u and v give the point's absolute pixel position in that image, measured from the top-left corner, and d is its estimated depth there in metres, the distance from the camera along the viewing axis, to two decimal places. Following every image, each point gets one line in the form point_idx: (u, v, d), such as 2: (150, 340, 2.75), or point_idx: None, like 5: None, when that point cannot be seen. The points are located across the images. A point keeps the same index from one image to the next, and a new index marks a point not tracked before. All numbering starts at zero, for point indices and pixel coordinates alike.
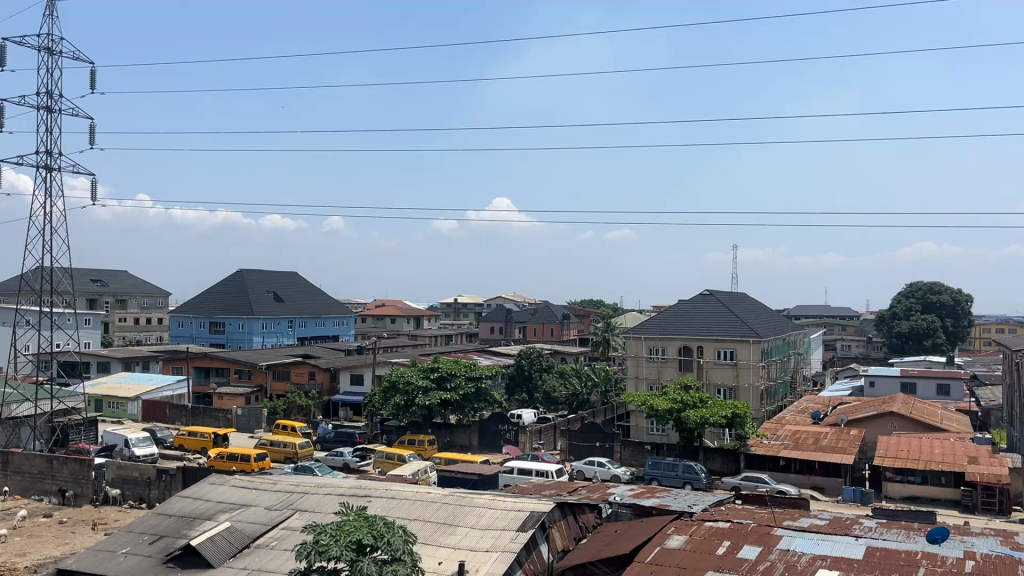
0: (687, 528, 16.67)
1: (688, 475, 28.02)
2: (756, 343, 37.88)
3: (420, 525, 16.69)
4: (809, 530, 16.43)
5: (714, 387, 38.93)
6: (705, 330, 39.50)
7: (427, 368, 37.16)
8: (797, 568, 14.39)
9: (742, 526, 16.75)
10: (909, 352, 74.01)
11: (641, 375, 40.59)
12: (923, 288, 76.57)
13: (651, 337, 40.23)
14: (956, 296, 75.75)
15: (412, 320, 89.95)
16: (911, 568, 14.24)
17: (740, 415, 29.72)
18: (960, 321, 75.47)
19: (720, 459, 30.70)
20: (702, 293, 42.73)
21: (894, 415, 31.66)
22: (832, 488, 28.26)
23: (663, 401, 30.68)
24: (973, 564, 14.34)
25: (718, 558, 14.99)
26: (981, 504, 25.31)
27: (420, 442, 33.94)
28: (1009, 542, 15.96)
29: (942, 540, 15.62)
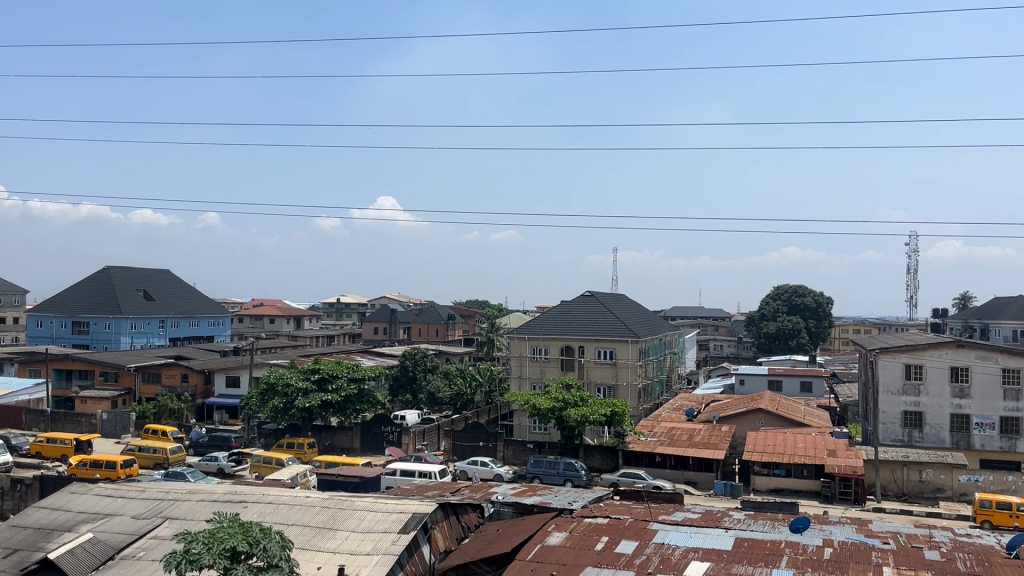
0: (567, 525, 16.97)
1: (569, 473, 28.55)
2: (635, 343, 39.02)
3: (298, 530, 16.31)
4: (682, 524, 17.05)
5: (595, 385, 39.84)
6: (586, 330, 40.31)
7: (307, 370, 36.16)
8: (671, 561, 14.88)
9: (620, 522, 17.20)
10: (776, 352, 77.95)
11: (524, 375, 41.00)
12: (788, 291, 80.90)
13: (535, 337, 40.69)
14: (818, 298, 80.49)
15: (292, 320, 87.75)
16: (775, 557, 15.00)
17: (619, 413, 30.47)
18: (821, 322, 80.25)
19: (599, 456, 31.43)
20: (582, 293, 43.54)
21: (762, 412, 33.21)
22: (704, 482, 29.42)
23: (546, 400, 31.11)
24: (831, 552, 15.25)
25: (597, 553, 15.33)
26: (839, 494, 26.91)
27: (300, 446, 33.13)
28: (863, 530, 17.06)
29: (803, 529, 16.53)
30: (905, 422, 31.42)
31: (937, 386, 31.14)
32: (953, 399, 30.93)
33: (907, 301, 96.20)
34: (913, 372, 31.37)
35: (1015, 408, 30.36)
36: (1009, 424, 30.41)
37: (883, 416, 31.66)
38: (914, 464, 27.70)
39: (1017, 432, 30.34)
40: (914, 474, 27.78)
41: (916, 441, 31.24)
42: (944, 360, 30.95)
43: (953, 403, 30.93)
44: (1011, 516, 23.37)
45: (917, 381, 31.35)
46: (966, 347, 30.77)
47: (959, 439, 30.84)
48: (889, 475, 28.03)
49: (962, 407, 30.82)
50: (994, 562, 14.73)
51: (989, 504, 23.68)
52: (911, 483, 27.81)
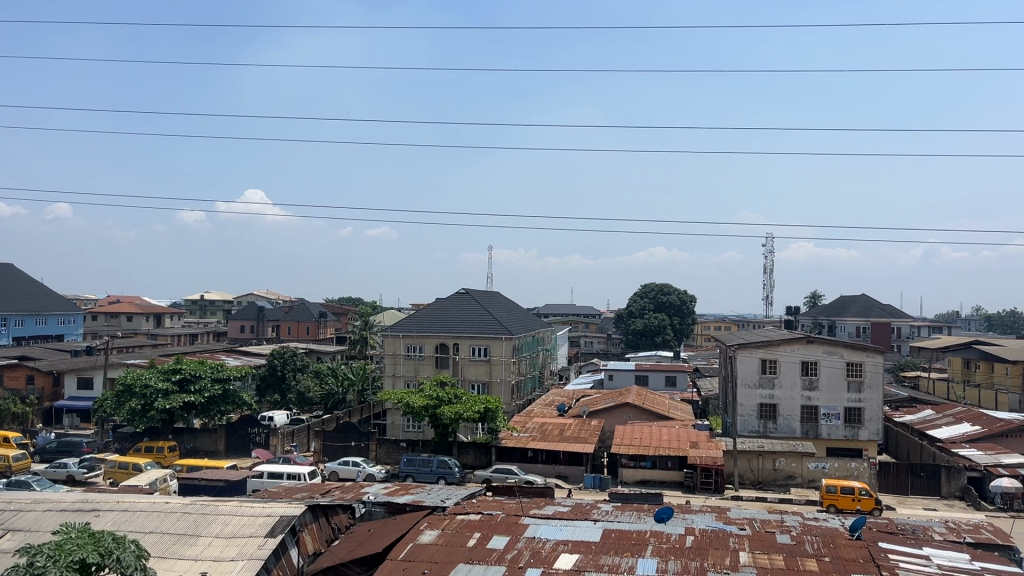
0: (439, 523, 16.95)
1: (442, 470, 28.53)
2: (508, 340, 39.45)
3: (157, 538, 15.54)
4: (553, 518, 17.36)
5: (468, 382, 39.97)
6: (460, 328, 40.44)
7: (168, 370, 34.39)
8: (542, 554, 15.13)
9: (492, 518, 17.33)
10: (643, 347, 80.51)
11: (398, 373, 40.58)
12: (655, 289, 83.91)
13: (409, 335, 40.39)
14: (682, 296, 84.09)
15: (151, 318, 83.38)
16: (641, 546, 15.52)
17: (493, 409, 30.68)
18: (685, 319, 83.74)
19: (472, 452, 31.51)
20: (457, 291, 43.54)
21: (629, 406, 34.36)
22: (574, 475, 30.10)
23: (419, 397, 30.90)
24: (693, 539, 15.92)
25: (469, 550, 15.39)
26: (701, 484, 28.12)
27: (159, 450, 31.57)
28: (722, 517, 17.91)
29: (667, 519, 17.16)
30: (761, 414, 33.24)
31: (789, 379, 33.08)
32: (804, 392, 32.92)
33: (763, 299, 101.78)
34: (768, 366, 33.21)
35: (858, 399, 32.56)
36: (853, 414, 32.61)
37: (741, 408, 33.35)
38: (768, 454, 29.35)
39: (859, 421, 32.57)
40: (769, 463, 29.43)
41: (770, 432, 33.07)
42: (796, 355, 32.90)
43: (804, 395, 32.93)
44: (854, 499, 25.05)
45: (772, 375, 33.20)
46: (816, 343, 32.79)
47: (808, 429, 32.86)
48: (746, 464, 29.59)
49: (812, 398, 32.86)
50: (838, 543, 15.78)
51: (834, 489, 25.37)
52: (765, 471, 29.46)
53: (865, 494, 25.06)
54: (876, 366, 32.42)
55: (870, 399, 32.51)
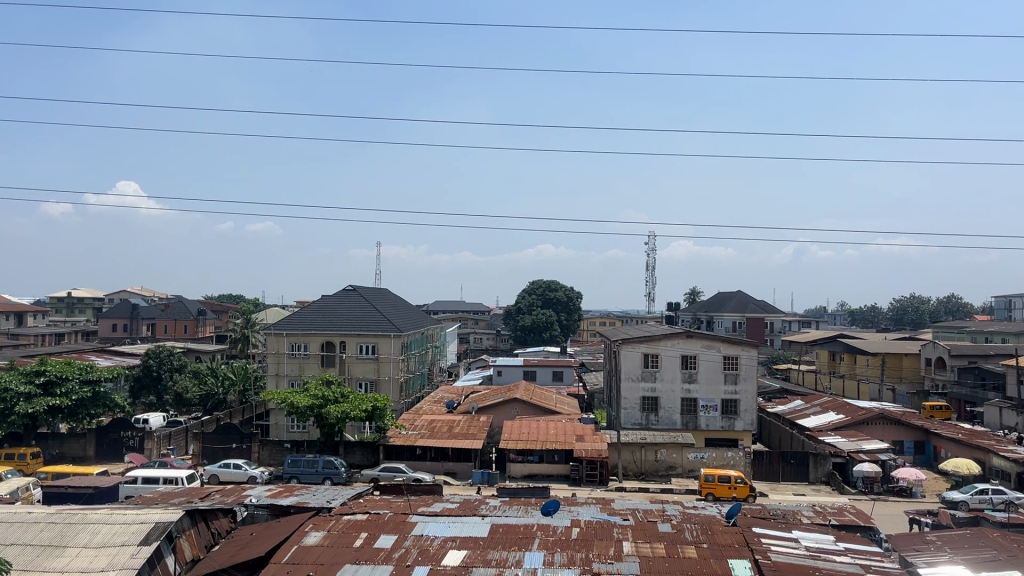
0: (325, 524, 16.63)
1: (328, 471, 27.99)
2: (396, 337, 39.22)
3: (18, 550, 14.60)
4: (441, 515, 17.35)
5: (355, 380, 39.41)
6: (346, 325, 39.76)
7: (30, 372, 32.16)
8: (429, 551, 15.09)
9: (379, 517, 17.16)
10: (531, 344, 81.33)
11: (282, 372, 39.52)
12: (542, 286, 85.07)
13: (294, 333, 39.39)
14: (569, 293, 85.67)
15: (12, 318, 78.10)
16: (528, 540, 15.71)
17: (380, 407, 30.29)
18: (571, 315, 85.44)
19: (359, 451, 31.06)
20: (344, 288, 42.73)
21: (517, 401, 34.72)
22: (463, 472, 30.17)
23: (304, 397, 30.19)
24: (578, 531, 16.25)
25: (356, 551, 15.17)
26: (586, 476, 28.72)
27: (21, 457, 29.64)
28: (606, 508, 18.35)
29: (553, 512, 17.42)
30: (643, 407, 34.21)
31: (670, 373, 34.20)
32: (683, 384, 34.11)
33: (647, 295, 104.86)
34: (650, 361, 34.23)
35: (734, 390, 34.02)
36: (729, 405, 34.02)
37: (625, 402, 34.22)
38: (650, 445, 30.28)
39: (735, 412, 34.03)
40: (651, 454, 30.35)
41: (652, 424, 34.11)
42: (676, 349, 34.05)
43: (684, 388, 34.11)
44: (730, 487, 26.15)
45: (654, 368, 34.24)
46: (695, 337, 34.02)
47: (688, 421, 34.07)
48: (629, 456, 30.41)
49: (692, 391, 34.08)
50: (715, 530, 16.44)
51: (712, 478, 26.41)
52: (648, 462, 30.36)
53: (740, 482, 26.21)
54: (750, 359, 33.95)
55: (745, 391, 34.03)
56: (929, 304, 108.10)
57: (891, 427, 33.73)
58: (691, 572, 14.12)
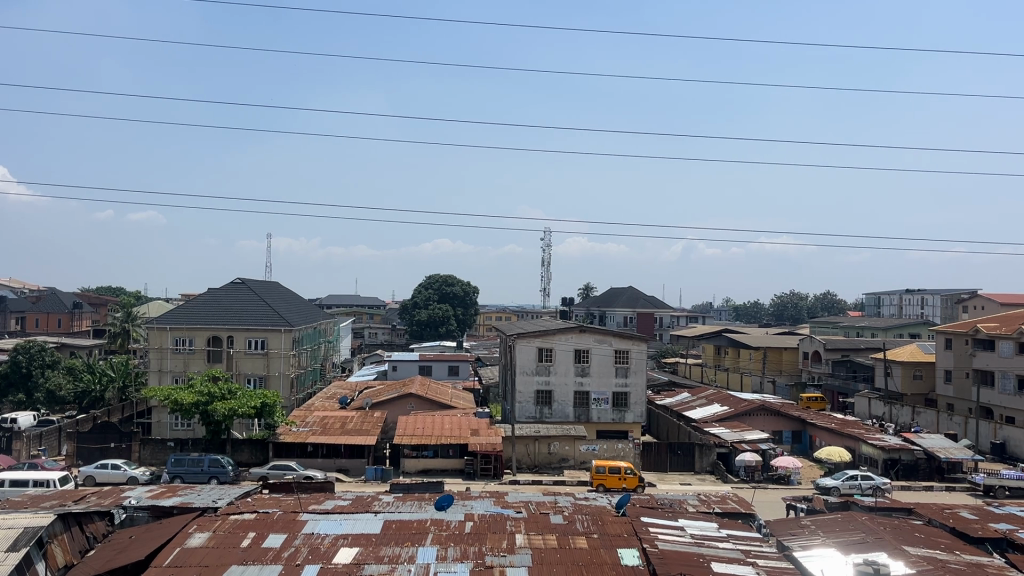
0: (210, 524, 16.08)
1: (214, 470, 27.09)
2: (287, 332, 38.32)
3: None
4: (332, 512, 17.05)
5: (243, 376, 38.28)
6: (235, 319, 38.53)
7: None
8: (321, 550, 14.81)
9: (268, 516, 16.72)
10: (427, 338, 81.03)
11: (165, 368, 37.92)
12: (439, 280, 84.66)
13: (178, 328, 37.82)
14: (466, 287, 85.68)
15: None
16: (421, 535, 15.65)
17: (270, 404, 29.52)
18: (468, 309, 85.47)
19: (247, 450, 30.25)
20: (231, 281, 41.36)
21: (412, 396, 34.52)
22: (355, 469, 29.73)
23: (188, 393, 29.07)
24: (472, 525, 16.31)
25: (242, 551, 14.73)
26: (481, 470, 28.88)
27: None
28: (500, 501, 18.49)
29: (447, 506, 17.40)
30: (538, 400, 34.58)
31: (564, 366, 34.71)
32: (576, 378, 34.68)
33: (542, 290, 106.15)
34: (544, 355, 34.63)
35: (625, 383, 34.89)
36: (620, 398, 34.87)
37: (519, 396, 34.48)
38: (544, 438, 30.65)
39: (625, 404, 34.91)
40: (544, 447, 30.75)
41: (546, 417, 34.53)
42: (570, 343, 34.58)
43: (577, 381, 34.69)
44: (620, 478, 26.79)
45: (548, 362, 34.67)
46: (588, 331, 34.64)
47: (581, 413, 34.69)
48: (523, 449, 30.70)
49: (584, 384, 34.70)
50: (605, 520, 16.82)
51: (603, 470, 26.99)
52: (541, 455, 30.75)
53: (630, 473, 26.88)
54: (640, 353, 34.88)
55: (635, 383, 34.94)
56: (806, 300, 113.91)
57: (771, 418, 35.35)
58: (581, 562, 14.39)
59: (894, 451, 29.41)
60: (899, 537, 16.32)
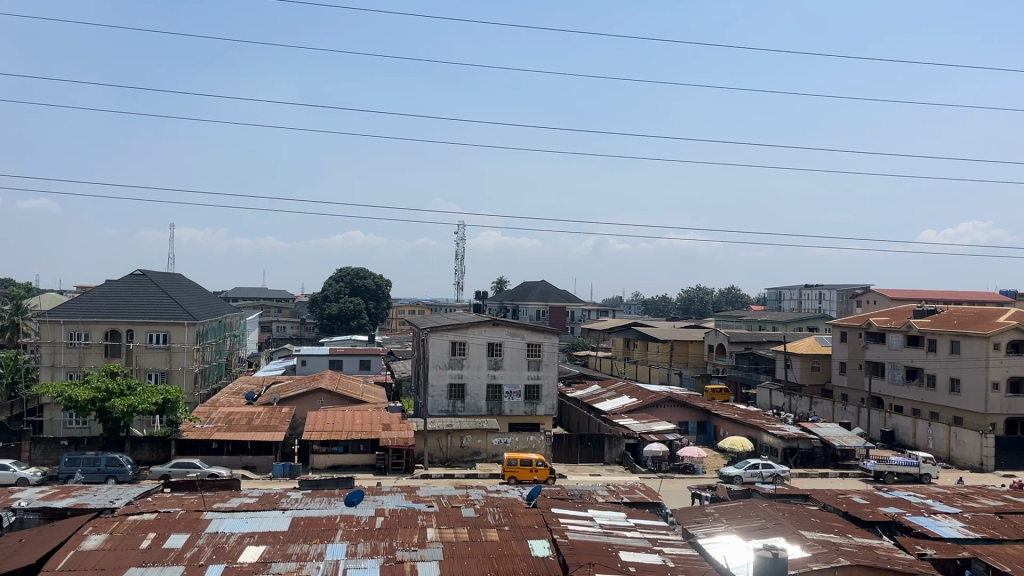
0: (107, 526, 15.44)
1: (112, 469, 26.05)
2: (191, 326, 37.12)
3: None
4: (237, 510, 16.63)
5: (144, 372, 36.87)
6: (135, 312, 37.10)
7: None
8: (225, 549, 14.42)
9: (169, 515, 16.16)
10: (337, 332, 79.93)
11: (58, 363, 36.18)
12: (350, 273, 83.44)
13: (72, 321, 36.16)
14: (378, 280, 84.69)
15: None
16: (331, 532, 15.43)
17: (172, 400, 28.57)
18: (380, 303, 84.53)
19: (148, 448, 29.20)
20: (131, 273, 39.75)
21: (322, 391, 33.96)
22: (262, 466, 29.07)
23: (84, 389, 27.82)
24: (383, 520, 16.17)
25: (141, 552, 14.21)
26: (392, 465, 28.71)
27: None
28: (411, 496, 18.38)
29: (358, 502, 17.20)
30: (450, 394, 34.48)
31: (476, 360, 34.72)
32: (489, 371, 34.77)
33: (455, 283, 105.99)
34: (457, 348, 34.58)
35: (536, 376, 35.21)
36: (532, 391, 35.16)
37: (432, 389, 34.32)
38: (456, 432, 30.62)
39: (537, 397, 35.23)
40: (456, 440, 30.73)
41: (459, 410, 34.49)
42: (482, 337, 34.62)
43: (489, 374, 34.78)
44: (532, 470, 27.03)
45: (461, 356, 34.62)
46: (500, 325, 34.78)
47: (493, 406, 34.83)
48: (435, 443, 30.61)
49: (497, 377, 34.83)
50: (516, 512, 16.94)
51: (515, 462, 27.16)
52: (453, 449, 30.72)
53: (541, 465, 27.16)
54: (552, 346, 35.25)
55: (547, 376, 35.31)
56: (711, 295, 117.36)
57: (677, 409, 36.30)
58: (491, 555, 14.44)
59: (793, 440, 30.64)
60: (796, 523, 17.01)
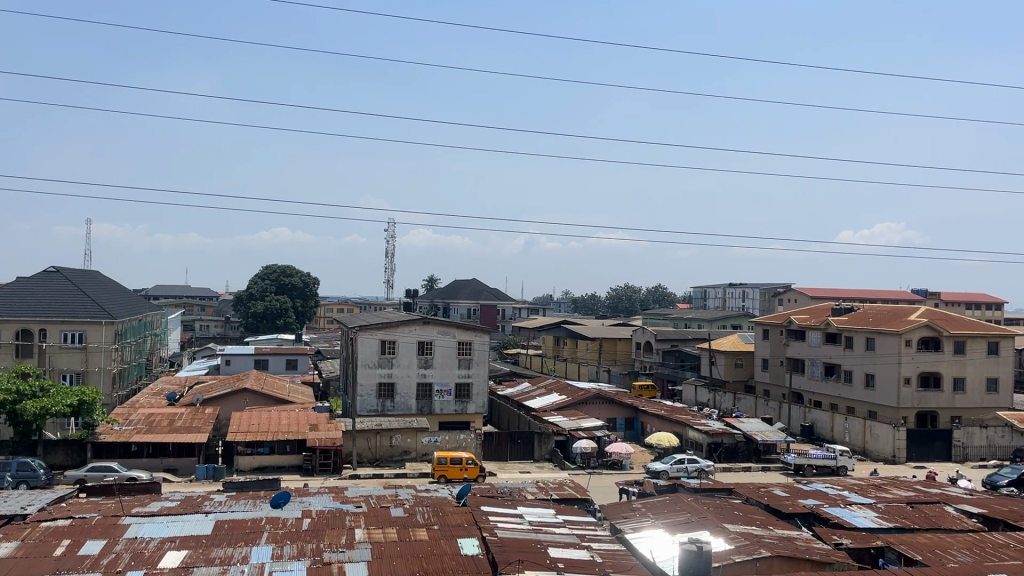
0: (18, 533, 14.79)
1: (24, 474, 24.99)
2: (109, 325, 35.90)
3: None
4: (157, 515, 16.16)
5: (58, 373, 35.43)
6: (48, 311, 35.68)
7: None
8: (144, 555, 13.97)
9: (85, 521, 15.58)
10: (263, 331, 78.37)
11: None
12: (276, 270, 81.86)
13: None
14: (305, 279, 83.26)
15: None
16: (255, 534, 15.12)
17: (89, 402, 27.52)
18: (308, 301, 83.13)
19: (62, 451, 28.09)
20: (44, 270, 38.18)
21: (247, 391, 33.24)
22: (185, 468, 28.34)
23: None
24: (309, 522, 15.92)
25: (55, 560, 13.66)
26: (319, 465, 28.31)
27: None
28: (339, 497, 18.14)
29: (284, 504, 16.91)
30: (379, 393, 34.15)
31: (406, 358, 34.48)
32: (419, 369, 34.58)
33: (384, 281, 105.06)
34: (387, 347, 34.29)
35: (467, 374, 35.19)
36: (462, 389, 35.11)
37: (360, 389, 33.92)
38: (385, 431, 30.34)
39: (468, 395, 35.20)
40: (385, 440, 30.46)
41: (388, 410, 34.19)
42: (412, 335, 34.42)
43: (419, 373, 34.60)
44: (461, 469, 27.00)
45: (390, 355, 34.33)
46: (431, 324, 34.64)
47: (423, 405, 34.65)
48: (364, 443, 30.29)
49: (427, 376, 34.66)
50: (445, 510, 16.89)
51: (445, 461, 27.07)
52: (382, 449, 30.45)
53: (471, 463, 27.13)
54: (483, 344, 35.25)
55: (477, 374, 35.31)
56: (639, 293, 119.26)
57: (605, 406, 36.75)
58: (420, 554, 14.37)
59: (717, 435, 31.35)
60: (720, 516, 17.40)
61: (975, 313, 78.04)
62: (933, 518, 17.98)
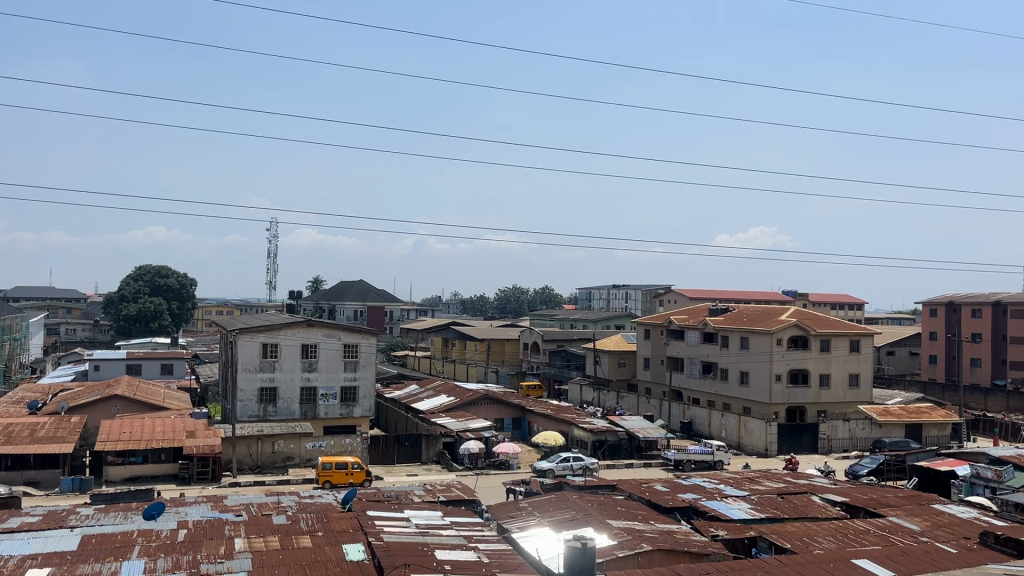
0: None
1: None
2: None
3: None
4: (17, 531, 15.12)
5: None
6: None
7: None
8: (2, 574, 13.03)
9: None
10: (136, 335, 74.83)
11: None
12: (150, 271, 78.23)
13: None
14: (182, 279, 79.88)
15: None
16: (126, 548, 14.37)
17: None
18: (185, 303, 79.71)
19: None
20: None
21: (117, 399, 31.58)
22: (47, 481, 26.72)
23: None
24: (185, 533, 15.26)
25: None
26: (197, 474, 27.22)
27: None
28: (217, 506, 17.49)
29: (158, 515, 16.13)
30: (261, 398, 33.16)
31: (289, 362, 33.61)
32: (303, 373, 33.76)
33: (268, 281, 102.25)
34: (269, 350, 33.33)
35: (353, 377, 34.63)
36: (348, 392, 34.53)
37: (241, 394, 32.86)
38: (267, 437, 29.49)
39: (354, 399, 34.64)
40: (268, 446, 29.61)
41: (270, 415, 33.24)
42: (296, 338, 33.59)
43: (303, 377, 33.78)
44: (347, 473, 26.51)
45: (273, 358, 33.38)
46: (316, 326, 33.90)
47: (307, 409, 33.87)
48: (245, 450, 29.34)
49: (311, 379, 33.89)
50: (330, 516, 16.56)
51: (329, 466, 26.58)
52: (264, 455, 29.57)
53: (357, 468, 26.68)
54: (369, 346, 34.78)
55: (363, 377, 34.80)
56: (527, 294, 120.77)
57: (493, 406, 36.92)
58: (304, 562, 14.02)
59: (601, 433, 32.05)
60: (603, 512, 17.78)
61: (839, 313, 82.90)
62: (801, 508, 18.93)
